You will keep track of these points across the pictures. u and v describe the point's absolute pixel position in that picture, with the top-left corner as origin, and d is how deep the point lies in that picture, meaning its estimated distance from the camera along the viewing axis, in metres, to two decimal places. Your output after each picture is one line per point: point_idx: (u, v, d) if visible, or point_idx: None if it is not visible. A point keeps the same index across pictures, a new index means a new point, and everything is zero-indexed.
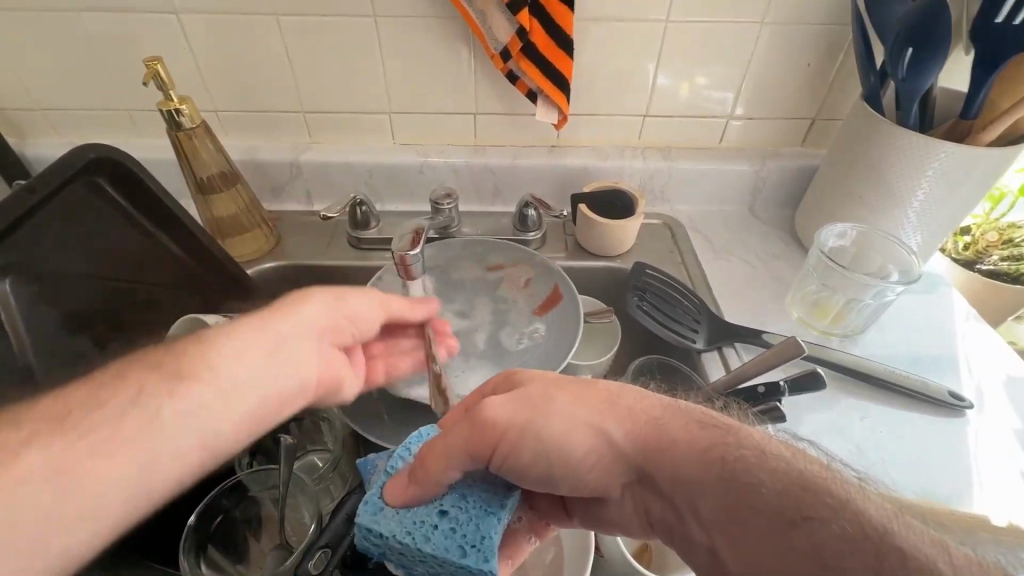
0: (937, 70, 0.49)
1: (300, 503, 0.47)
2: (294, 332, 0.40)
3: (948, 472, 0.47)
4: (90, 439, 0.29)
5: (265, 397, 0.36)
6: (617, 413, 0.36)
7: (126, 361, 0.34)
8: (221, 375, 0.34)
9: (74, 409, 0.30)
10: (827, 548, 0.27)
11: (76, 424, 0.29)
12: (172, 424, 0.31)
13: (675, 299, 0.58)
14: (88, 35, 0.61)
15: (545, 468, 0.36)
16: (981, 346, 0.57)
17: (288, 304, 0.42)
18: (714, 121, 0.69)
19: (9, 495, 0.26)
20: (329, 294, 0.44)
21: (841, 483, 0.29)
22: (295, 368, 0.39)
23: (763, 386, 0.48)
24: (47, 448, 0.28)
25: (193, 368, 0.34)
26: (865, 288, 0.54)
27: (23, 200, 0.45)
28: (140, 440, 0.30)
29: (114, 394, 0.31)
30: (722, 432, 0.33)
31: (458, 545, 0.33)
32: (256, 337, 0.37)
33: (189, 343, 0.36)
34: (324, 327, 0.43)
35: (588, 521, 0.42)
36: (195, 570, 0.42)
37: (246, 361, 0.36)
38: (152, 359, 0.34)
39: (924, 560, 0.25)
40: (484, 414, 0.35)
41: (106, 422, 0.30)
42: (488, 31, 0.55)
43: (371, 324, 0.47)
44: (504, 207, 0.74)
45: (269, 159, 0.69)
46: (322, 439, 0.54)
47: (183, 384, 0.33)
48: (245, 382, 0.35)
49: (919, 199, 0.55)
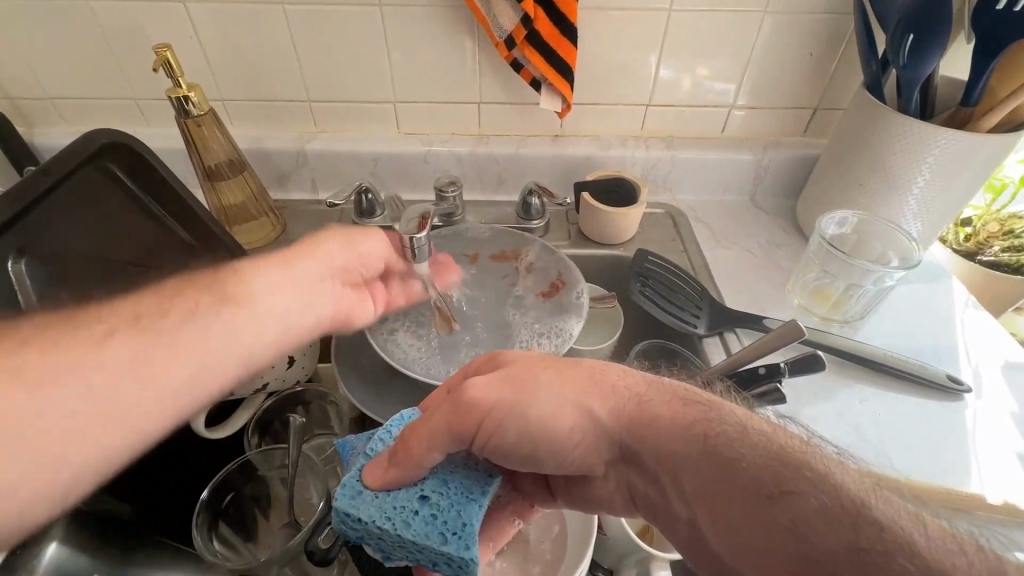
0: (936, 60, 0.49)
1: (307, 482, 0.48)
2: (312, 270, 0.45)
3: (946, 453, 0.47)
4: (160, 338, 0.35)
5: (287, 330, 0.42)
6: (602, 392, 0.37)
7: (177, 282, 0.39)
8: (255, 308, 0.39)
9: (147, 315, 0.35)
10: (805, 520, 0.28)
11: (148, 324, 0.35)
12: (219, 333, 0.37)
13: (676, 285, 0.58)
14: (98, 25, 0.61)
15: (531, 446, 0.36)
16: (982, 334, 0.58)
17: (303, 248, 0.45)
18: (717, 111, 0.70)
19: (94, 374, 0.31)
20: (343, 238, 0.48)
21: (819, 457, 0.30)
22: (309, 304, 0.44)
23: (764, 367, 0.49)
24: (127, 343, 0.33)
25: (235, 295, 0.39)
26: (866, 274, 0.55)
27: (36, 181, 0.47)
28: (197, 344, 0.36)
29: (176, 306, 0.37)
30: (705, 408, 0.34)
31: (439, 531, 0.34)
32: (282, 276, 0.43)
33: (227, 275, 0.40)
34: (337, 268, 0.47)
35: (572, 501, 0.43)
36: (208, 544, 0.43)
37: (273, 293, 0.41)
38: (203, 280, 0.39)
39: (901, 532, 0.26)
40: (469, 394, 0.35)
41: (170, 327, 0.35)
42: (493, 20, 0.56)
43: (377, 260, 0.51)
44: (507, 196, 0.75)
45: (276, 149, 0.70)
46: (329, 423, 0.55)
47: (229, 309, 0.38)
48: (273, 314, 0.41)
49: (918, 188, 0.56)
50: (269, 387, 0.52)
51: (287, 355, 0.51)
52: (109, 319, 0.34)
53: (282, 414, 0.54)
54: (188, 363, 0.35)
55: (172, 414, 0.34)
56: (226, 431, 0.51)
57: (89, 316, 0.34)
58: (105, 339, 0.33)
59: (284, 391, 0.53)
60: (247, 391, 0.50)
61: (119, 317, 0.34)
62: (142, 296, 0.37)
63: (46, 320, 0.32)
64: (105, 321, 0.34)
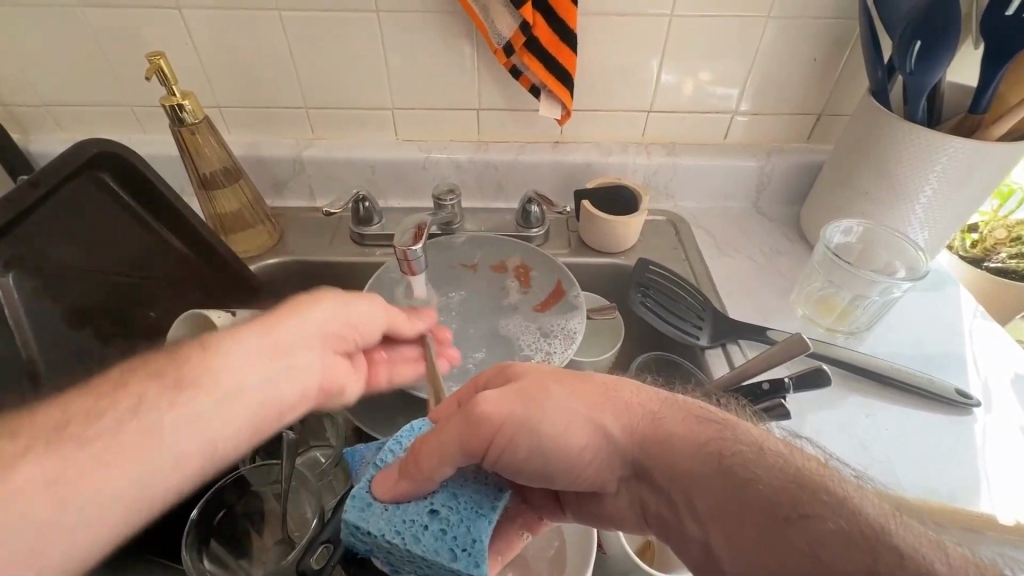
0: (944, 66, 0.48)
1: (301, 498, 0.48)
2: (297, 336, 0.40)
3: (959, 470, 0.46)
4: (91, 448, 0.28)
5: (264, 407, 0.36)
6: (615, 407, 0.36)
7: (128, 364, 0.33)
8: (223, 384, 0.34)
9: (76, 418, 0.29)
10: (824, 544, 0.27)
11: (78, 433, 0.29)
12: (171, 431, 0.31)
13: (678, 295, 0.57)
14: (92, 31, 0.61)
15: (541, 463, 0.35)
16: (994, 345, 0.57)
17: (289, 312, 0.41)
18: (719, 117, 0.69)
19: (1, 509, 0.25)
20: (336, 301, 0.44)
21: (837, 480, 0.29)
22: (293, 377, 0.39)
23: (768, 383, 0.48)
24: (41, 464, 0.27)
25: (195, 376, 0.33)
26: (873, 284, 0.54)
27: (24, 194, 0.46)
28: (142, 446, 0.30)
29: (118, 403, 0.31)
30: (720, 426, 0.33)
31: (448, 547, 0.33)
32: (260, 353, 0.37)
33: (194, 348, 0.35)
34: (327, 333, 0.42)
35: (582, 516, 0.41)
36: (196, 564, 0.42)
37: (248, 370, 0.36)
38: (159, 363, 0.34)
39: (921, 560, 0.25)
40: (479, 408, 0.34)
41: (109, 431, 0.29)
42: (491, 26, 0.55)
43: (373, 323, 0.47)
44: (506, 203, 0.74)
45: (273, 156, 0.69)
46: (324, 436, 0.54)
47: (187, 394, 0.33)
48: (248, 390, 0.35)
49: (927, 196, 0.54)
50: None
51: None
52: (27, 431, 0.28)
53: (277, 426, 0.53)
54: (127, 470, 0.29)
55: (108, 540, 0.28)
56: None
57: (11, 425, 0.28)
58: (14, 461, 0.26)
59: None
60: None
61: (41, 426, 0.28)
62: (77, 393, 0.31)
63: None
64: (23, 433, 0.28)
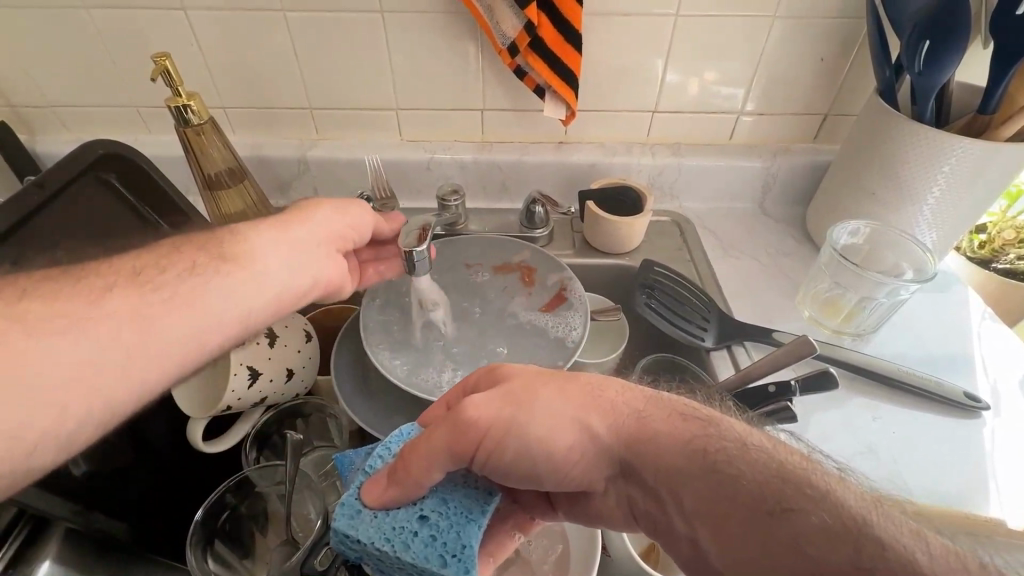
0: (953, 66, 0.48)
1: (305, 498, 0.47)
2: (308, 235, 0.44)
3: (964, 473, 0.46)
4: (162, 293, 0.35)
5: (283, 291, 0.41)
6: (602, 408, 0.35)
7: (176, 242, 0.39)
8: (256, 262, 0.40)
9: (146, 270, 0.35)
10: (807, 539, 0.27)
11: (149, 280, 0.35)
12: (220, 292, 0.37)
13: (683, 297, 0.57)
14: (98, 33, 0.61)
15: (529, 467, 0.35)
16: (1001, 348, 0.56)
17: (299, 214, 0.45)
18: (724, 117, 0.68)
19: (90, 330, 0.30)
20: (336, 206, 0.47)
21: (820, 473, 0.29)
22: (308, 266, 0.44)
23: (774, 386, 0.47)
24: (124, 297, 0.33)
25: (233, 254, 0.39)
26: (878, 286, 0.53)
27: (30, 196, 0.46)
28: (199, 297, 0.36)
29: (174, 264, 0.37)
30: (704, 423, 0.33)
31: (438, 554, 0.33)
32: (277, 241, 0.42)
33: (223, 238, 0.40)
34: (334, 234, 0.47)
35: (573, 515, 0.41)
36: (202, 565, 0.43)
37: (270, 255, 0.41)
38: (198, 242, 0.39)
39: (902, 550, 0.25)
40: (465, 411, 0.34)
41: (173, 282, 0.35)
42: (496, 27, 0.55)
43: (368, 227, 0.50)
44: (510, 204, 0.74)
45: (277, 156, 0.70)
46: (328, 435, 0.55)
47: (226, 267, 0.38)
48: (272, 271, 0.41)
49: (934, 197, 0.54)
50: (267, 401, 0.51)
51: (286, 368, 0.51)
52: (107, 274, 0.34)
53: (281, 427, 0.54)
54: (186, 318, 0.35)
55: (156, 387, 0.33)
56: (224, 445, 0.50)
57: (89, 272, 0.34)
58: (106, 291, 0.32)
59: (282, 403, 0.53)
60: (245, 405, 0.49)
61: (117, 273, 0.34)
62: (142, 254, 0.37)
63: (45, 274, 0.32)
64: (104, 274, 0.34)
